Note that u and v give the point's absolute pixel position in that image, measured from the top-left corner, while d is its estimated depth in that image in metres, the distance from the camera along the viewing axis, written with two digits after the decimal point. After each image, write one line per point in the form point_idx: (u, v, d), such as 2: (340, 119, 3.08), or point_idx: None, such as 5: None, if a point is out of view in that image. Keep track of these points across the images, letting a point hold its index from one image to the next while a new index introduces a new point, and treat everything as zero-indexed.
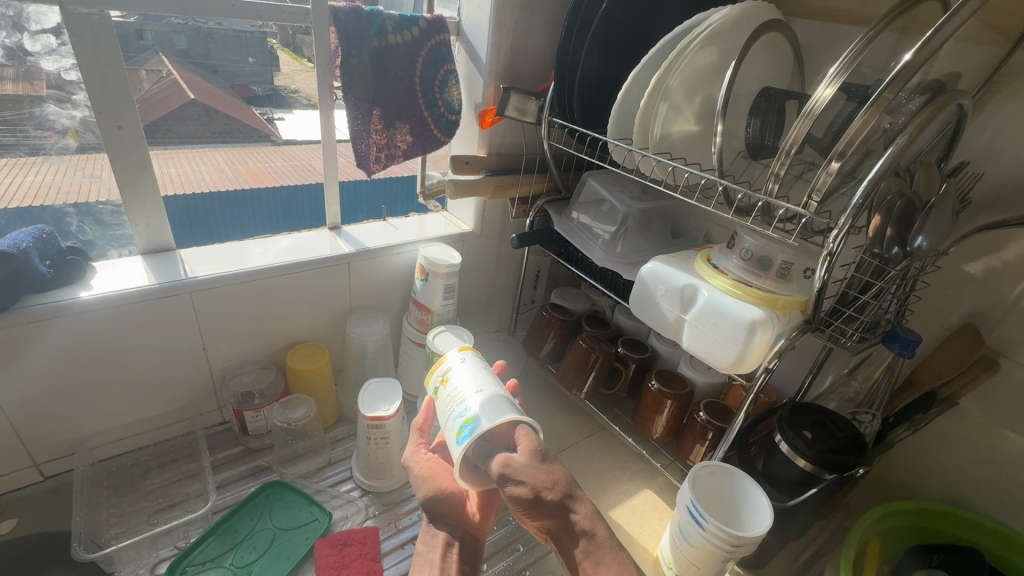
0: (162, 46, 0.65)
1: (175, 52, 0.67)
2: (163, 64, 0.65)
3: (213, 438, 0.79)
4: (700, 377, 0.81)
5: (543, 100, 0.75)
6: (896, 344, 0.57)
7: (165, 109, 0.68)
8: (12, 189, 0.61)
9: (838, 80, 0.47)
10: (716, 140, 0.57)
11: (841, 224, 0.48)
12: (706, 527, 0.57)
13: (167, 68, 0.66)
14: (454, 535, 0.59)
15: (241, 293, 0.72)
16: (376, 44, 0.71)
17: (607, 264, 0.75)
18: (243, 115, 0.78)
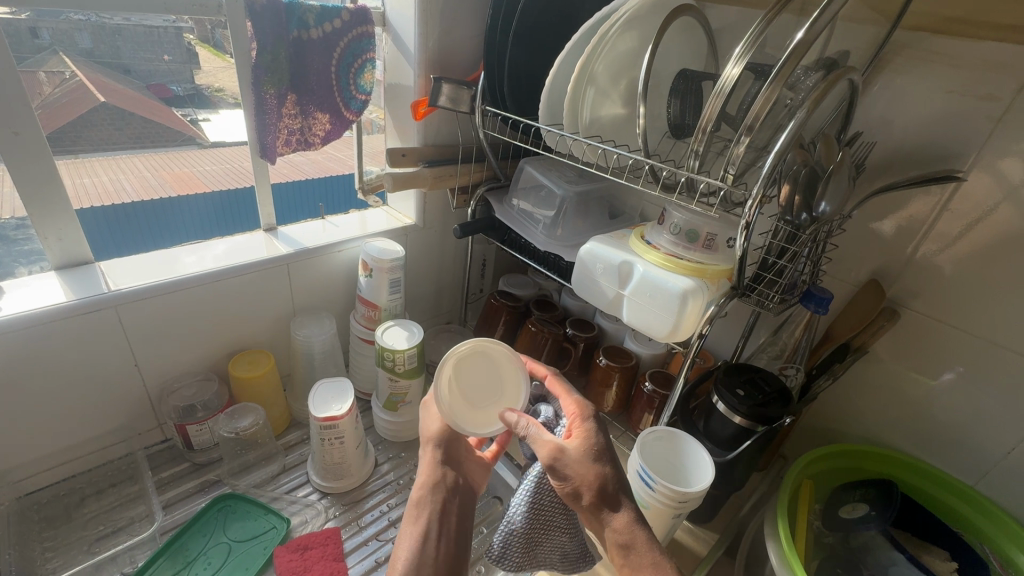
0: (60, 44, 0.61)
1: (79, 52, 0.64)
2: (66, 65, 0.63)
3: (155, 457, 0.75)
4: (644, 349, 0.85)
5: (475, 89, 0.76)
6: (812, 303, 0.63)
7: (79, 111, 0.67)
8: None
9: (744, 59, 0.50)
10: (639, 121, 0.60)
11: (755, 195, 0.52)
12: (654, 487, 0.61)
13: (70, 69, 0.64)
14: (451, 486, 0.61)
15: (172, 303, 0.69)
16: (295, 37, 0.70)
17: (549, 248, 0.77)
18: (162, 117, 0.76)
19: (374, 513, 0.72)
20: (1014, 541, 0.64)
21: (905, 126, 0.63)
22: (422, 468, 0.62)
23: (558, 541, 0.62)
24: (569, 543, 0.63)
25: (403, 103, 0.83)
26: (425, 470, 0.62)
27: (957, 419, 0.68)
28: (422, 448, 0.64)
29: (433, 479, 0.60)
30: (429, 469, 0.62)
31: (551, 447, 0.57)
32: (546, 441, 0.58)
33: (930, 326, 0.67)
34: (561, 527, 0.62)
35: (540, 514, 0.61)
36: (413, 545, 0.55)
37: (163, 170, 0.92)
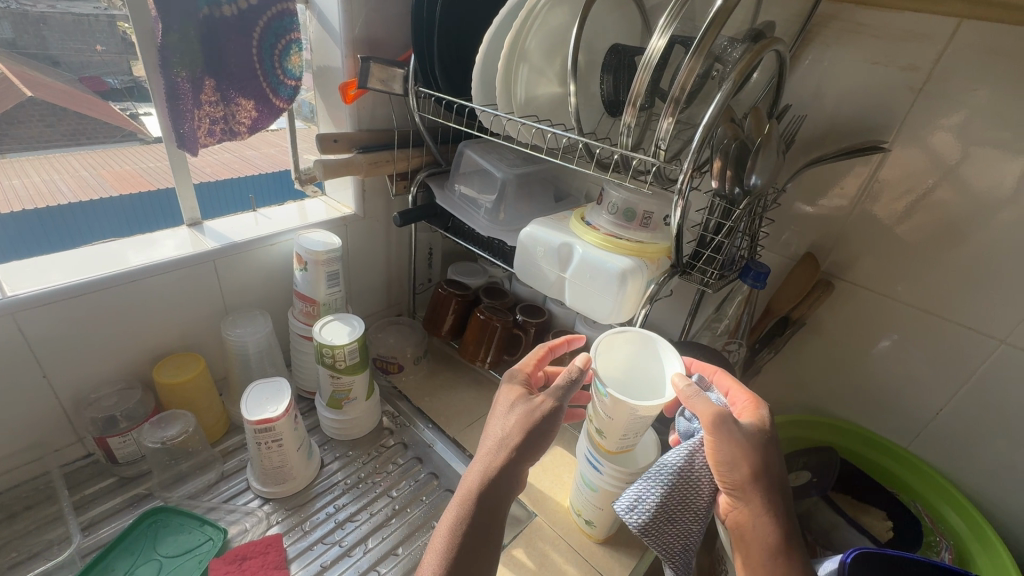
0: None
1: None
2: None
3: (76, 474, 0.70)
4: (594, 331, 0.84)
5: (406, 69, 0.72)
6: (750, 277, 0.63)
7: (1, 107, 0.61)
8: None
9: (669, 30, 0.49)
10: (571, 99, 0.58)
11: (686, 170, 0.51)
12: (604, 470, 0.61)
13: None
14: (499, 498, 0.48)
15: (82, 307, 0.63)
16: (206, 14, 0.65)
17: (491, 233, 0.75)
18: (97, 111, 0.67)
19: (320, 516, 0.69)
20: (953, 505, 0.66)
21: (833, 98, 0.63)
22: (495, 424, 0.52)
23: (686, 528, 0.52)
24: (698, 534, 0.53)
25: (333, 86, 0.79)
26: (497, 428, 0.51)
27: (891, 384, 0.71)
28: (504, 402, 0.53)
29: (496, 441, 0.50)
30: (501, 426, 0.51)
31: (712, 418, 0.46)
32: (705, 408, 0.46)
33: (864, 295, 0.69)
34: (699, 517, 0.52)
35: (680, 492, 0.51)
36: (462, 513, 0.48)
37: (102, 167, 0.75)
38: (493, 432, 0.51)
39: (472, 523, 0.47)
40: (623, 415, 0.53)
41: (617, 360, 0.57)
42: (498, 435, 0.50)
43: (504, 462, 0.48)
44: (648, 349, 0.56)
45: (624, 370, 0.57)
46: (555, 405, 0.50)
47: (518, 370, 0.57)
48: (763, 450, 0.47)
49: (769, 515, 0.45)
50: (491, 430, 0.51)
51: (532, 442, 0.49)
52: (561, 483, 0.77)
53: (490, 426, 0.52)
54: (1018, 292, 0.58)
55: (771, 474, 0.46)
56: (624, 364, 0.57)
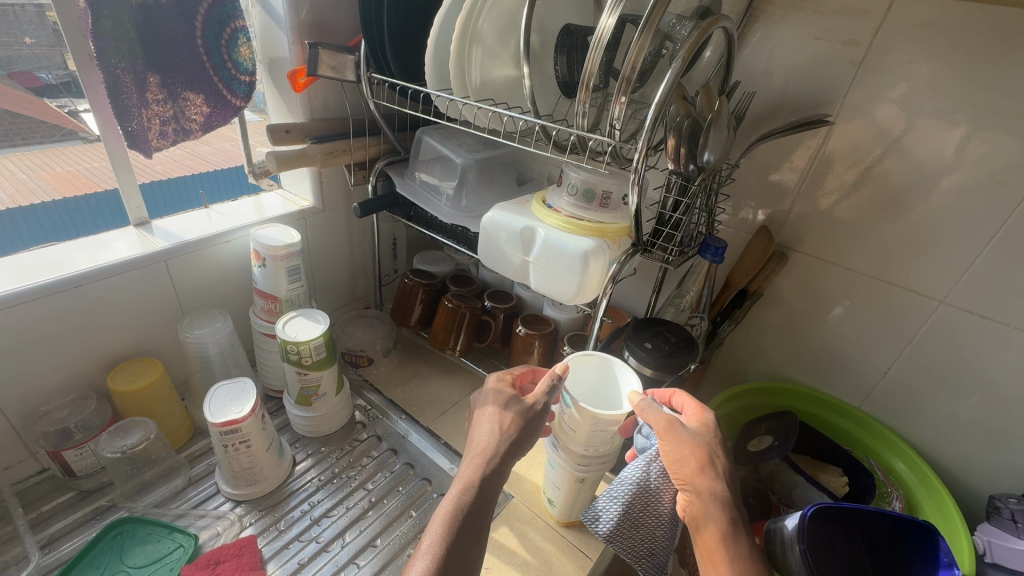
0: None
1: None
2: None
3: (31, 491, 0.66)
4: (562, 314, 0.85)
5: (357, 55, 0.71)
6: (710, 253, 0.65)
7: None
8: None
9: (617, 8, 0.49)
10: (525, 81, 0.58)
11: (640, 148, 0.52)
12: (561, 448, 0.62)
13: None
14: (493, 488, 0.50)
15: (22, 318, 0.60)
16: (140, 2, 0.61)
17: (454, 220, 0.74)
18: (30, 109, 0.64)
19: (295, 514, 0.68)
20: (895, 452, 0.72)
21: (780, 74, 0.65)
22: (485, 425, 0.53)
23: (652, 534, 0.56)
24: (665, 538, 0.56)
25: (282, 75, 0.76)
26: (491, 425, 0.53)
27: (844, 347, 0.74)
28: (491, 403, 0.55)
29: (493, 435, 0.52)
30: (493, 425, 0.53)
31: (661, 423, 0.50)
32: (655, 415, 0.51)
33: (817, 264, 0.72)
34: (661, 523, 0.55)
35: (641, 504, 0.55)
36: (461, 504, 0.48)
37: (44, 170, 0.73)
38: (486, 431, 0.53)
39: (471, 514, 0.48)
40: (585, 428, 0.56)
41: (585, 381, 0.60)
42: (493, 433, 0.52)
43: (503, 452, 0.51)
44: (612, 375, 0.60)
45: (592, 390, 0.60)
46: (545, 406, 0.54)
47: (504, 375, 0.59)
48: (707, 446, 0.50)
49: (720, 502, 0.47)
50: (484, 429, 0.53)
51: (524, 438, 0.53)
52: (536, 464, 0.78)
53: (480, 427, 0.54)
54: (956, 254, 0.61)
55: (716, 466, 0.49)
56: (592, 384, 0.60)
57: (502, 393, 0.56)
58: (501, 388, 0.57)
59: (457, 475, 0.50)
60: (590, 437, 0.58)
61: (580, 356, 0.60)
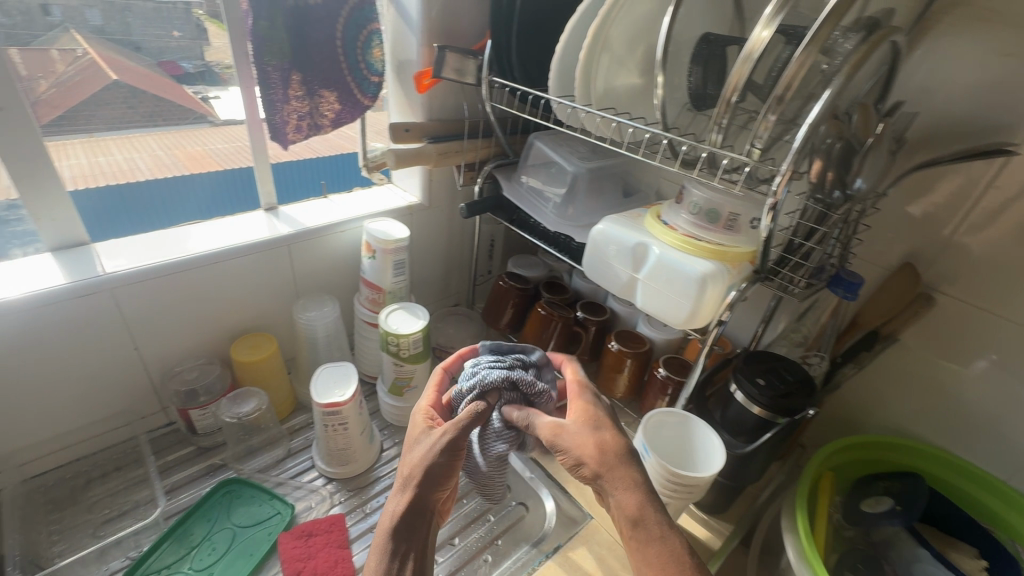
0: (72, 21, 0.60)
1: (89, 28, 0.62)
2: (77, 42, 0.62)
3: (159, 441, 0.74)
4: (658, 334, 0.82)
5: (481, 59, 0.71)
6: (841, 288, 0.59)
7: (87, 91, 0.65)
8: None
9: (774, 21, 0.45)
10: (657, 91, 0.55)
11: (783, 171, 0.48)
12: (650, 464, 0.59)
13: (82, 46, 0.62)
14: (417, 527, 0.49)
15: (169, 286, 0.66)
16: (293, 5, 0.66)
17: (558, 228, 0.74)
18: (172, 94, 0.72)
19: (379, 500, 0.71)
20: None
21: (950, 94, 0.57)
22: (405, 458, 0.52)
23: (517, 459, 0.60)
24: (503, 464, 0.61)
25: (408, 76, 0.79)
26: (408, 460, 0.52)
27: (994, 410, 0.64)
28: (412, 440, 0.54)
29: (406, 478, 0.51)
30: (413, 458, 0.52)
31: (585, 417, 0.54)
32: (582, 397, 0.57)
33: (968, 312, 0.62)
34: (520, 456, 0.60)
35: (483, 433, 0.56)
36: (385, 537, 0.48)
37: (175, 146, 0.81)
38: (404, 465, 0.52)
39: (397, 551, 0.48)
40: (663, 482, 0.58)
41: (667, 442, 0.63)
42: (407, 468, 0.51)
43: (420, 485, 0.49)
44: (697, 434, 0.62)
45: (673, 449, 0.63)
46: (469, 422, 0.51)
47: (422, 411, 0.57)
48: (589, 416, 0.54)
49: (632, 491, 0.48)
50: (403, 468, 0.52)
51: (445, 464, 0.50)
52: None
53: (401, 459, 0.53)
54: None
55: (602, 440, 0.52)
56: (672, 442, 0.63)
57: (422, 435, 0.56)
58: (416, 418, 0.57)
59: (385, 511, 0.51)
60: (669, 490, 0.58)
61: (660, 414, 0.64)
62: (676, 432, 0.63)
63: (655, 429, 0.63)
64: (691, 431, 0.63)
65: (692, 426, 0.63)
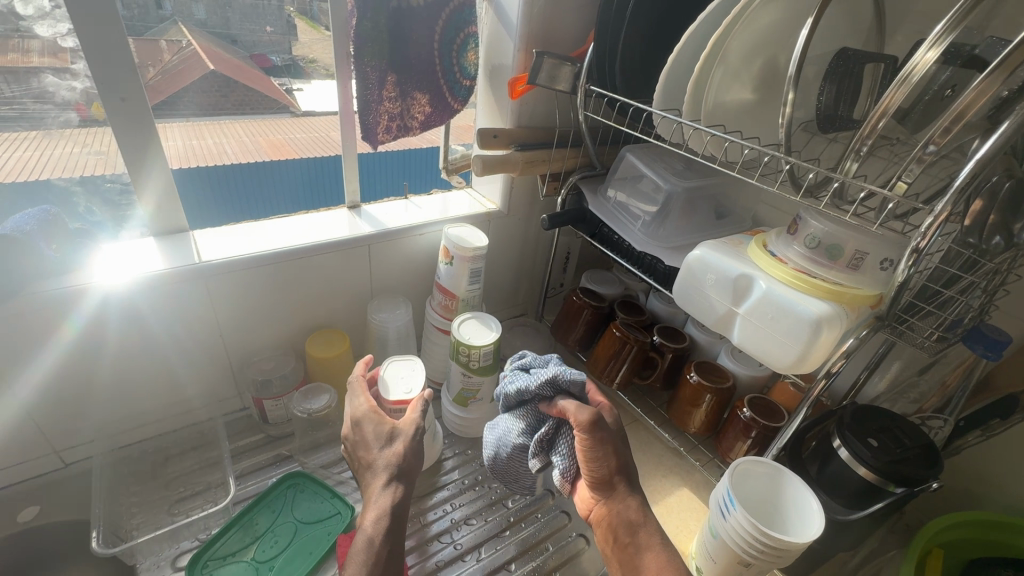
0: (180, 16, 0.60)
1: (194, 22, 0.61)
2: (183, 34, 0.60)
3: (234, 425, 0.76)
4: (743, 370, 0.76)
5: (579, 66, 0.68)
6: (981, 345, 0.51)
7: (180, 84, 0.63)
8: (23, 163, 0.58)
9: (944, 40, 0.39)
10: (784, 111, 0.49)
11: (936, 211, 0.41)
12: (734, 516, 0.53)
13: (187, 38, 0.61)
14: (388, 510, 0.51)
15: (254, 278, 0.68)
16: (396, 6, 0.65)
17: (644, 247, 0.69)
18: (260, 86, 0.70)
19: (436, 512, 0.69)
20: None
21: None
22: (379, 460, 0.55)
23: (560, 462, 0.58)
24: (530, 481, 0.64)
25: (500, 81, 0.77)
26: (382, 463, 0.55)
27: None
28: (370, 441, 0.57)
29: (390, 468, 0.54)
30: (387, 460, 0.55)
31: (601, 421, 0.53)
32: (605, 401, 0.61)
33: None
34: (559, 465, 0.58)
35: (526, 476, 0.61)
36: (377, 534, 0.50)
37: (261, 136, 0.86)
38: (380, 467, 0.55)
39: (379, 543, 0.49)
40: (746, 538, 0.52)
41: (753, 493, 0.57)
42: (387, 470, 0.54)
43: (401, 475, 0.54)
44: (792, 491, 0.56)
45: (760, 503, 0.57)
46: (418, 428, 0.58)
47: (367, 405, 0.60)
48: (610, 423, 0.58)
49: (633, 504, 0.54)
50: (378, 471, 0.54)
51: (414, 464, 0.56)
52: (687, 528, 0.70)
53: (375, 462, 0.55)
54: None
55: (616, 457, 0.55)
56: (760, 495, 0.57)
57: (361, 434, 0.58)
58: (360, 416, 0.59)
59: (365, 514, 0.52)
60: (751, 549, 0.53)
61: (749, 461, 0.58)
62: (765, 484, 0.58)
63: (743, 477, 0.58)
64: (784, 487, 0.57)
65: (787, 482, 0.56)
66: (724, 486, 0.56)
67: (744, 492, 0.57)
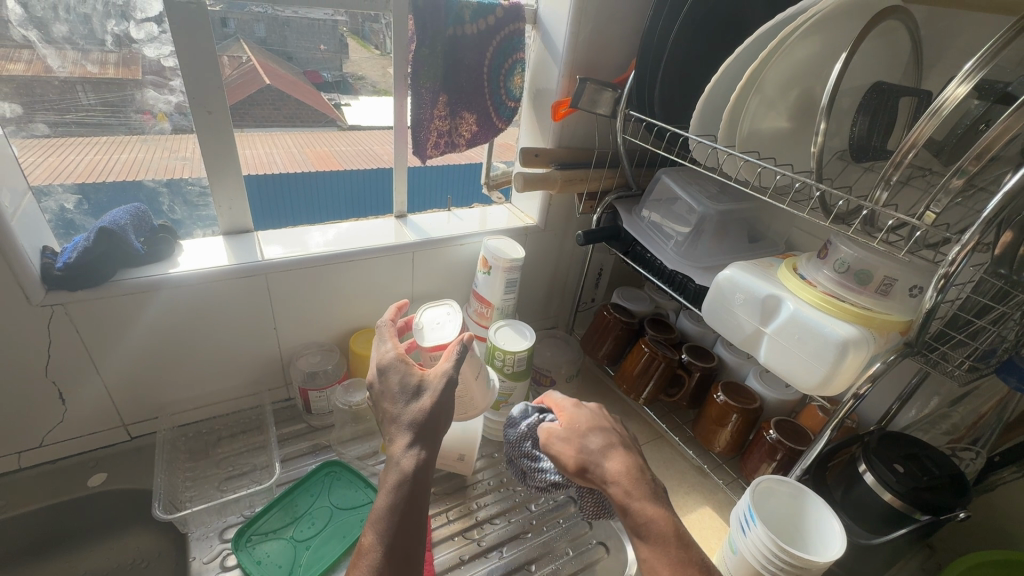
0: (242, 33, 0.65)
1: (254, 40, 0.66)
2: (243, 50, 0.66)
3: (279, 413, 0.82)
4: (770, 393, 0.76)
5: (620, 92, 0.72)
6: (1014, 377, 0.51)
7: (245, 94, 0.68)
8: (110, 164, 0.65)
9: (975, 77, 0.41)
10: (816, 139, 0.52)
11: (965, 240, 0.43)
12: (754, 532, 0.54)
13: (246, 54, 0.66)
14: (407, 477, 0.52)
15: (310, 277, 0.74)
16: (452, 33, 0.71)
17: (678, 267, 0.71)
18: (311, 100, 0.77)
19: (462, 510, 0.72)
20: None
21: None
22: (403, 415, 0.56)
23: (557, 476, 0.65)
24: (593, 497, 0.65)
25: (544, 103, 0.82)
26: (406, 420, 0.56)
27: None
28: (395, 394, 0.59)
29: (414, 429, 0.55)
30: (413, 416, 0.56)
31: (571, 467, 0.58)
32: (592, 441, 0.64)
33: None
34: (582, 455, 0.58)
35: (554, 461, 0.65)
36: (395, 503, 0.51)
37: (307, 147, 0.94)
38: (405, 423, 0.56)
39: (397, 520, 0.50)
40: (765, 553, 0.53)
41: (774, 511, 0.58)
42: (410, 430, 0.55)
43: (424, 445, 0.54)
44: (814, 513, 0.56)
45: (780, 522, 0.58)
46: (445, 380, 0.58)
47: (396, 349, 0.62)
48: (579, 420, 0.61)
49: (629, 491, 0.53)
50: (399, 429, 0.55)
51: (437, 423, 0.56)
52: (707, 544, 0.71)
53: (399, 416, 0.56)
54: None
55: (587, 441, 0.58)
56: (782, 514, 0.58)
57: (387, 384, 0.60)
58: (388, 363, 0.61)
59: (388, 476, 0.53)
60: (771, 565, 0.53)
61: (773, 479, 0.59)
62: (788, 504, 0.58)
63: (766, 494, 0.58)
64: (806, 508, 0.57)
65: (810, 504, 0.57)
66: (746, 502, 0.57)
67: (766, 510, 0.58)
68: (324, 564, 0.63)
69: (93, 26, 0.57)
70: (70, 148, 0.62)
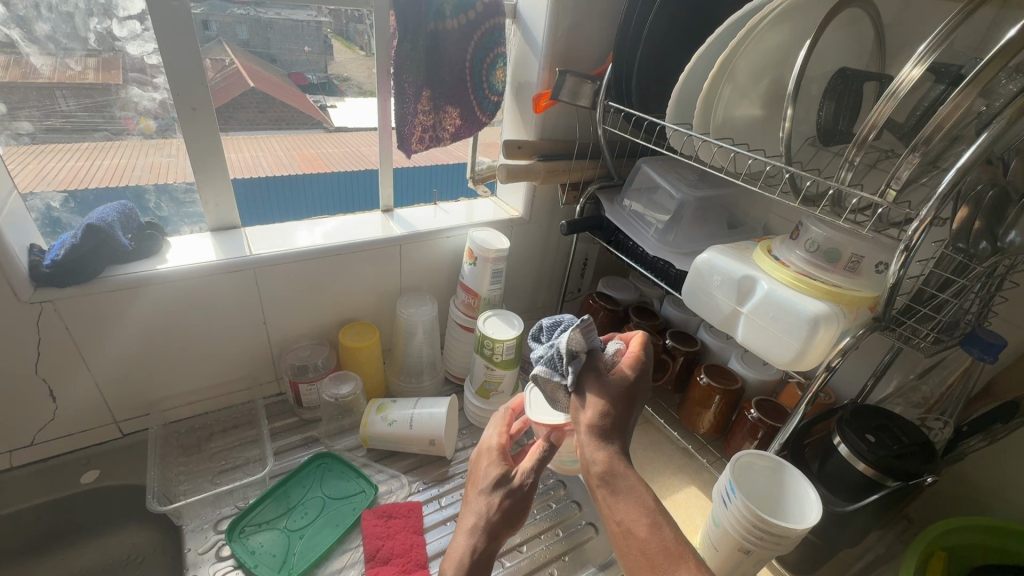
0: (225, 36, 0.66)
1: (238, 42, 0.68)
2: (227, 53, 0.67)
3: (271, 408, 0.83)
4: (751, 373, 0.79)
5: (599, 83, 0.74)
6: (977, 347, 0.52)
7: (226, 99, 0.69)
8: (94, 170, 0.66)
9: (927, 60, 0.43)
10: (784, 124, 0.54)
11: (922, 216, 0.45)
12: (734, 504, 0.56)
13: (230, 57, 0.67)
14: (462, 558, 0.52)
15: (298, 270, 0.74)
16: (433, 28, 0.72)
17: (659, 253, 0.73)
18: (297, 103, 0.77)
19: (453, 496, 0.73)
20: None
21: None
22: (476, 505, 0.56)
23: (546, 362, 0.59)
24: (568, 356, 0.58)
25: (526, 97, 0.83)
26: (478, 508, 0.55)
27: None
28: (480, 480, 0.58)
29: (478, 514, 0.55)
30: (482, 506, 0.55)
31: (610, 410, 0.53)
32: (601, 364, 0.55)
33: None
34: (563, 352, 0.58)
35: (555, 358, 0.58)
36: None
37: (294, 149, 0.89)
38: (474, 509, 0.55)
39: None
40: (746, 525, 0.55)
41: (755, 485, 0.60)
42: (477, 517, 0.55)
43: (486, 528, 0.53)
44: (791, 485, 0.59)
45: (762, 495, 0.60)
46: (524, 479, 0.56)
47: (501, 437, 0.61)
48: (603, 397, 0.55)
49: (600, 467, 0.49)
50: (470, 511, 0.56)
51: (509, 521, 0.54)
52: (693, 523, 0.73)
53: (472, 503, 0.56)
54: None
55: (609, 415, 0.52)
56: (762, 488, 0.60)
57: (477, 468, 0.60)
58: (486, 449, 0.61)
59: (447, 559, 0.53)
60: (752, 536, 0.55)
61: (753, 453, 0.61)
62: (770, 477, 0.60)
63: (746, 468, 0.60)
64: (785, 482, 0.59)
65: (791, 476, 0.59)
66: (725, 476, 0.59)
67: (747, 485, 0.60)
68: (317, 551, 0.64)
69: (75, 24, 0.58)
70: (57, 153, 0.63)
